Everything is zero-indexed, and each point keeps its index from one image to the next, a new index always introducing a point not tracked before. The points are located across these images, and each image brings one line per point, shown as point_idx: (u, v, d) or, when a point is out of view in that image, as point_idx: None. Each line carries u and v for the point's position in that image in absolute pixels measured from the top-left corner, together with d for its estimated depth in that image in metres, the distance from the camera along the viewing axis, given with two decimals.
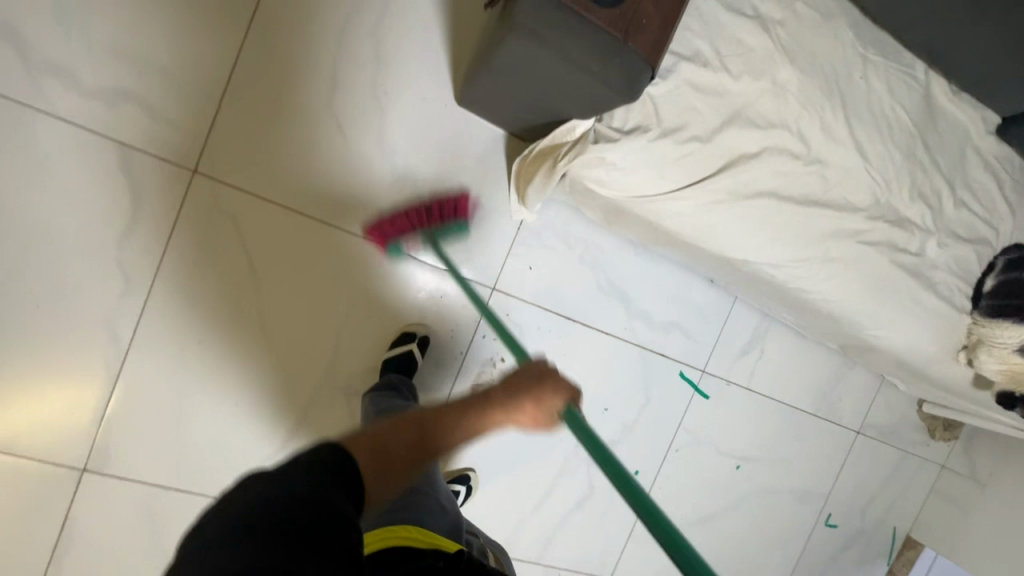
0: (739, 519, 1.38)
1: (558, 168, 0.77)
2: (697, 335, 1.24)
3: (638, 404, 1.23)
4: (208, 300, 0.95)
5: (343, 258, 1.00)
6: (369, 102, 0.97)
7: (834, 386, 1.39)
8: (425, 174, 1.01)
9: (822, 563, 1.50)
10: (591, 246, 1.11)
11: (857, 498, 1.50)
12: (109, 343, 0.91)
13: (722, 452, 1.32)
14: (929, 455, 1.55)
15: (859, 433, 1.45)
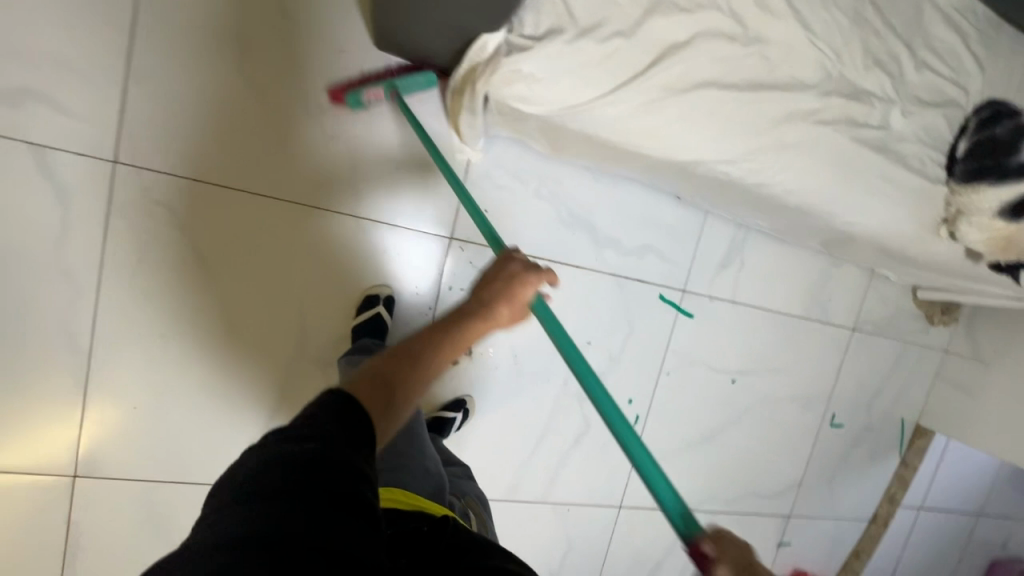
0: (743, 432, 1.38)
1: (478, 91, 0.74)
2: (672, 255, 1.20)
3: (622, 333, 1.21)
4: (160, 292, 0.93)
5: (291, 230, 0.97)
6: (284, 60, 0.91)
7: (824, 286, 1.36)
8: (359, 129, 0.97)
9: (833, 463, 1.51)
10: (545, 178, 1.07)
11: (861, 394, 1.49)
12: (70, 350, 0.90)
13: (714, 368, 1.30)
14: (930, 342, 1.52)
15: (855, 330, 1.43)
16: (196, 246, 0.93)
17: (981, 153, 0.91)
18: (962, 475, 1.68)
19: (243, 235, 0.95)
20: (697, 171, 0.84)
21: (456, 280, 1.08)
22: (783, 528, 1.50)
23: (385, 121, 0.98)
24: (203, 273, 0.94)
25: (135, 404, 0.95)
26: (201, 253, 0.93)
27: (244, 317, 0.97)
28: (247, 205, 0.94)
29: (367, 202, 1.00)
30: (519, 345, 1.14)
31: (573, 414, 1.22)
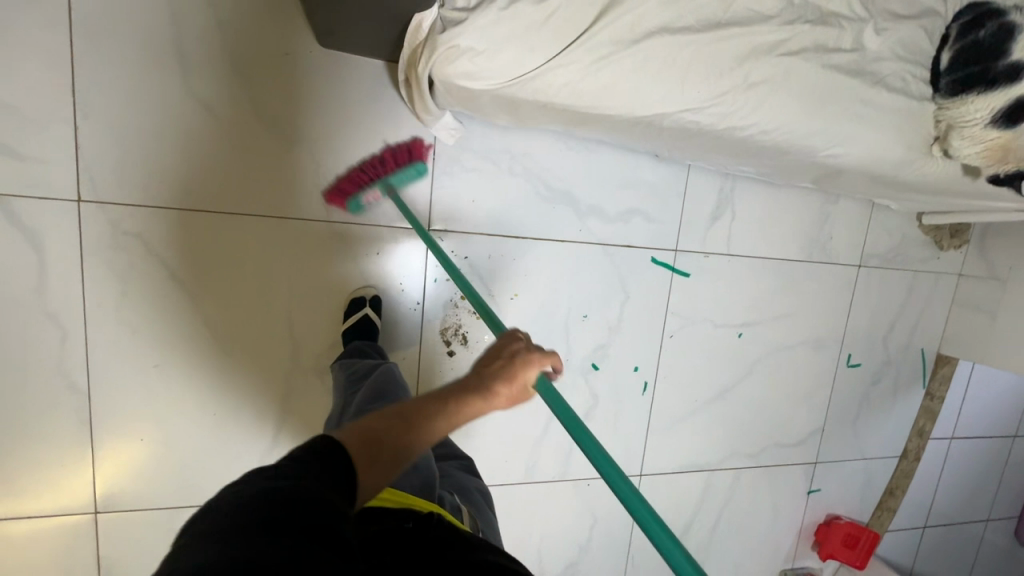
0: (756, 384, 1.35)
1: (421, 76, 0.72)
2: (659, 215, 1.17)
3: (618, 302, 1.18)
4: (147, 323, 0.93)
5: (266, 245, 0.96)
6: (230, 73, 0.89)
7: (823, 226, 1.31)
8: (316, 132, 0.94)
9: (855, 404, 1.48)
10: (516, 155, 1.04)
11: (875, 331, 1.45)
12: (71, 393, 0.92)
13: (719, 324, 1.28)
14: (942, 268, 1.47)
15: (862, 266, 1.38)
16: (174, 273, 0.93)
17: (965, 61, 0.85)
18: (992, 399, 1.64)
19: (218, 257, 0.94)
20: (665, 125, 0.81)
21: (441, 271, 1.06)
22: (811, 475, 1.48)
23: (342, 121, 0.95)
24: (186, 300, 0.94)
25: (142, 436, 0.96)
26: (180, 280, 0.93)
27: (234, 338, 0.98)
28: (217, 225, 0.93)
29: (338, 204, 0.98)
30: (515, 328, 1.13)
31: (580, 389, 1.20)
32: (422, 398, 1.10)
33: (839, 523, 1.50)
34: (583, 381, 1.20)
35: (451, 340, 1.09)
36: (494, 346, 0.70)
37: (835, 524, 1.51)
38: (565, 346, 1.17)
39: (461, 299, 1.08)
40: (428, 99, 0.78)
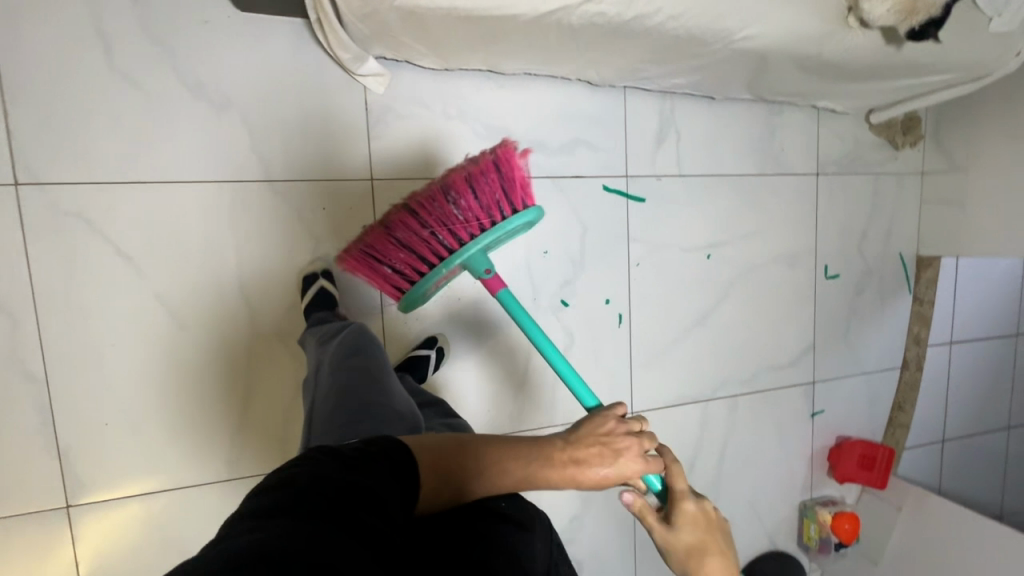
0: (735, 306, 1.33)
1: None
2: (604, 143, 1.17)
3: (577, 234, 1.18)
4: (99, 304, 0.92)
5: (210, 212, 0.96)
6: (151, 44, 0.90)
7: (773, 138, 1.32)
8: (244, 94, 0.95)
9: (842, 317, 1.45)
10: (449, 97, 1.05)
11: (849, 240, 1.43)
12: (31, 382, 0.91)
13: (685, 248, 1.27)
14: (903, 168, 1.47)
15: (821, 174, 1.38)
16: (122, 250, 0.93)
17: None
18: (985, 298, 1.60)
19: (163, 228, 0.94)
20: (574, 23, 0.82)
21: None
22: (811, 396, 1.44)
23: (269, 81, 0.96)
24: (137, 277, 0.94)
25: (107, 420, 0.95)
26: (129, 257, 0.93)
27: (191, 312, 0.97)
28: (159, 197, 0.93)
29: (277, 164, 0.98)
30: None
31: (554, 328, 1.18)
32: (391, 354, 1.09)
33: (851, 444, 1.45)
34: (555, 320, 1.18)
35: None
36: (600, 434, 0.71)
37: (847, 444, 1.45)
38: (531, 285, 1.16)
39: None
40: (333, 18, 0.82)
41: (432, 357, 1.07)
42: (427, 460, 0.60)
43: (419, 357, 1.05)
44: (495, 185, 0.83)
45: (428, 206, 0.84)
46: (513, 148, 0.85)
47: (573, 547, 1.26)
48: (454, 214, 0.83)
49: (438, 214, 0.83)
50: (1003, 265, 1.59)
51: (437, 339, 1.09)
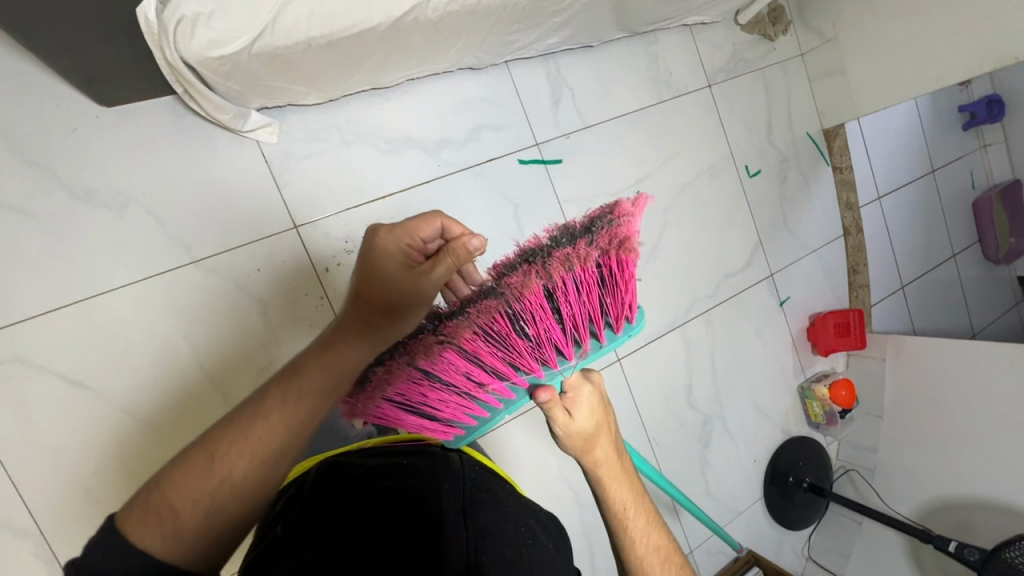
0: (678, 230, 1.39)
1: (169, 60, 0.77)
2: (505, 121, 1.20)
3: (510, 213, 1.20)
4: (64, 438, 0.90)
5: (146, 311, 0.94)
6: (29, 169, 0.88)
7: (658, 66, 1.37)
8: (140, 186, 0.94)
9: (776, 206, 1.53)
10: (343, 124, 1.06)
11: (758, 135, 1.50)
12: (22, 538, 0.88)
13: (614, 192, 1.31)
14: (782, 55, 1.55)
15: (713, 85, 1.44)
16: (71, 378, 0.90)
17: None
18: (895, 147, 1.70)
19: (104, 342, 0.92)
20: (432, 15, 0.82)
21: (329, 259, 1.05)
22: (774, 288, 1.52)
23: (160, 166, 0.95)
24: (94, 398, 0.92)
25: None
26: (80, 383, 0.91)
27: (162, 413, 0.95)
28: (90, 314, 0.91)
29: (196, 242, 0.97)
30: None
31: None
32: None
33: (823, 317, 1.53)
34: None
35: None
36: (380, 246, 0.60)
37: (820, 320, 1.54)
38: None
39: None
40: (198, 84, 0.82)
41: None
42: (253, 476, 0.53)
43: None
44: (595, 298, 0.67)
45: (505, 337, 0.66)
46: (638, 252, 0.67)
47: None
48: (542, 327, 0.65)
49: (519, 344, 0.66)
50: (900, 112, 1.70)
51: None
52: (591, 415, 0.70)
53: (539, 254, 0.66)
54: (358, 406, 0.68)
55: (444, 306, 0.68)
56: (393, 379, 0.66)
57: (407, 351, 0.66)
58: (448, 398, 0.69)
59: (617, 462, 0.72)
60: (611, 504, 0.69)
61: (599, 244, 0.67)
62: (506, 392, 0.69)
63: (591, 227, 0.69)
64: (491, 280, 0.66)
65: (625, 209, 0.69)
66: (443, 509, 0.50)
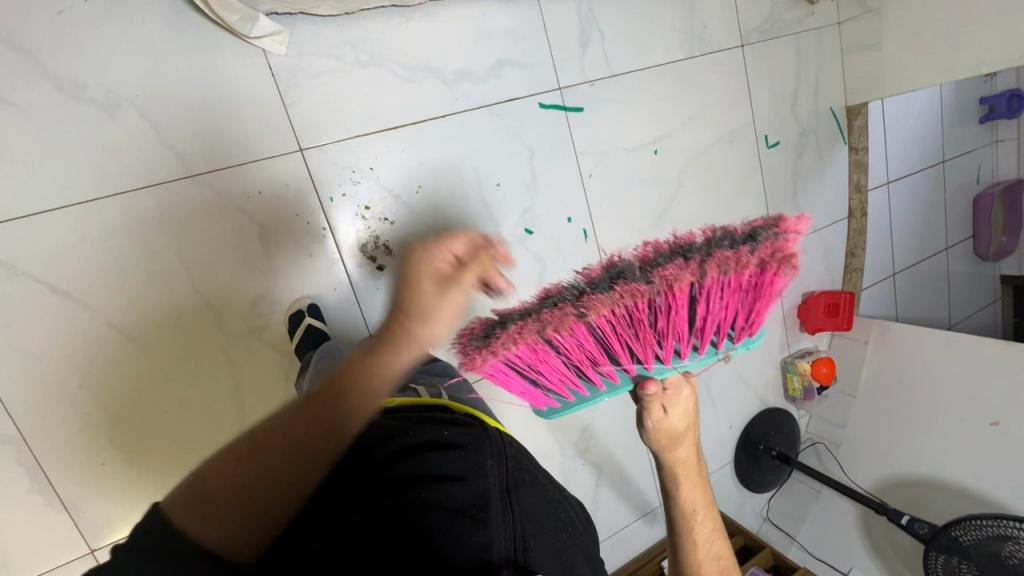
0: (690, 194, 1.36)
1: None
2: (528, 58, 1.13)
3: (525, 158, 1.16)
4: (49, 348, 0.87)
5: (140, 224, 0.89)
6: (9, 53, 0.80)
7: (692, 18, 1.30)
8: (134, 86, 0.86)
9: (788, 180, 1.51)
10: (357, 41, 0.98)
11: (782, 105, 1.46)
12: (6, 444, 0.86)
13: (633, 147, 1.27)
14: (817, 22, 1.49)
15: (745, 45, 1.37)
16: (55, 287, 0.86)
17: None
18: (912, 133, 1.67)
19: (94, 252, 0.87)
20: None
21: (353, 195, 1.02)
22: None
23: (158, 66, 0.87)
24: (82, 310, 0.88)
25: (103, 459, 0.92)
26: (66, 293, 0.86)
27: (151, 331, 0.92)
28: (78, 221, 0.86)
29: (193, 155, 0.90)
30: (447, 228, 1.10)
31: (524, 258, 1.19)
32: (371, 324, 1.08)
33: (815, 297, 1.55)
34: (523, 249, 1.18)
35: (375, 254, 1.05)
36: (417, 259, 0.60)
37: (812, 299, 1.56)
38: (491, 222, 1.14)
39: (366, 211, 1.03)
40: None
41: None
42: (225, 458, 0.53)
43: None
44: (735, 302, 0.59)
45: (638, 324, 0.59)
46: (797, 271, 0.58)
47: (589, 455, 1.34)
48: (676, 319, 0.58)
49: (647, 337, 0.59)
50: (923, 97, 1.66)
51: None
52: (685, 418, 0.63)
53: (695, 249, 0.58)
54: (471, 361, 0.59)
55: (577, 279, 0.61)
56: (519, 343, 0.59)
57: (533, 317, 0.59)
58: (559, 370, 0.63)
59: (693, 461, 0.68)
60: (680, 504, 0.67)
61: (761, 254, 0.57)
62: (613, 377, 0.62)
63: (753, 233, 0.58)
64: (636, 263, 0.58)
65: (792, 221, 0.57)
66: (486, 489, 0.49)
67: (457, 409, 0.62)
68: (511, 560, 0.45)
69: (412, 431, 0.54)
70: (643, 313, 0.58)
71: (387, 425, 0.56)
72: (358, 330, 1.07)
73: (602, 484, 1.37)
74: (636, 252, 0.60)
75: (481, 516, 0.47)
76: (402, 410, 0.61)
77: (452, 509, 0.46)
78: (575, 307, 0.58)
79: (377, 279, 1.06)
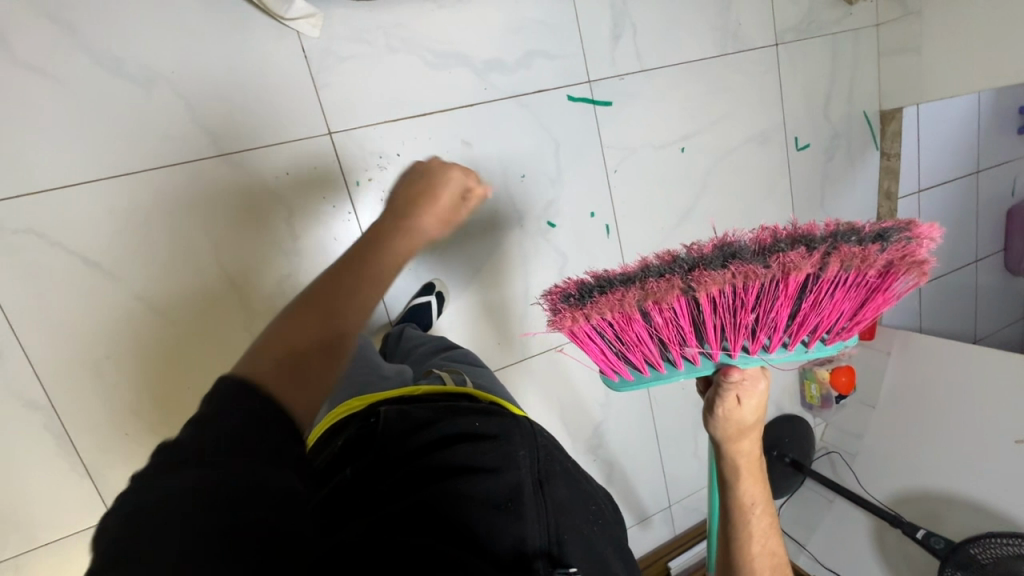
0: (715, 193, 1.34)
1: None
2: (559, 50, 1.12)
3: (551, 150, 1.15)
4: (79, 318, 0.88)
5: (170, 200, 0.90)
6: (51, 26, 0.81)
7: (727, 15, 1.27)
8: (170, 64, 0.87)
9: (815, 184, 1.48)
10: (389, 27, 0.98)
11: (815, 107, 1.43)
12: (35, 409, 0.88)
13: (659, 144, 1.25)
14: (855, 23, 1.45)
15: (779, 44, 1.34)
16: (86, 259, 0.87)
17: None
18: (946, 140, 1.63)
19: (124, 226, 0.88)
20: None
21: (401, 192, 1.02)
22: None
23: (194, 44, 0.88)
24: (112, 283, 0.89)
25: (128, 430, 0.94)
26: (98, 265, 0.88)
27: (176, 305, 0.93)
28: (111, 194, 0.87)
29: (224, 135, 0.91)
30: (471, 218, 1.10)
31: (545, 252, 1.18)
32: (392, 311, 1.08)
33: None
34: (544, 242, 1.18)
35: None
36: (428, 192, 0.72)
37: None
38: (515, 213, 1.14)
39: None
40: None
41: (434, 303, 1.07)
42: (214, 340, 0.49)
43: (421, 306, 1.04)
44: (843, 301, 0.58)
45: (738, 306, 0.58)
46: (924, 278, 0.55)
47: (601, 451, 1.33)
48: (777, 309, 0.58)
49: (743, 323, 0.59)
50: (963, 105, 1.61)
51: (436, 284, 1.08)
52: (757, 412, 0.62)
53: (819, 241, 0.58)
54: (561, 319, 0.62)
55: (685, 254, 0.63)
56: (616, 308, 0.60)
57: (636, 285, 0.60)
58: (644, 342, 0.63)
59: (757, 455, 0.66)
60: (740, 496, 0.64)
61: (889, 255, 0.55)
62: (695, 360, 0.62)
63: (882, 234, 0.57)
64: (753, 246, 0.60)
65: (924, 229, 0.56)
66: (519, 483, 0.49)
67: (485, 399, 0.63)
68: (545, 552, 0.45)
69: (442, 421, 0.55)
70: (757, 299, 0.58)
71: (419, 414, 0.56)
72: (378, 316, 1.08)
73: (613, 481, 1.37)
74: (753, 236, 0.62)
75: (514, 507, 0.47)
76: (431, 398, 0.61)
77: (486, 499, 0.47)
78: (681, 283, 0.58)
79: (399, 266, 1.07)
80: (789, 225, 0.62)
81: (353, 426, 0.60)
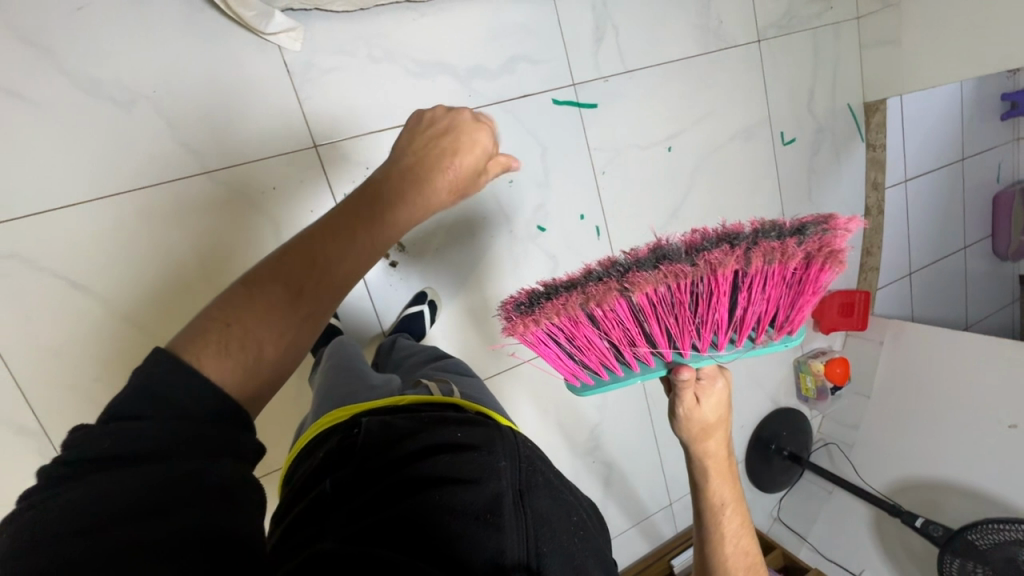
0: (703, 191, 1.35)
1: None
2: (542, 54, 1.12)
3: (538, 154, 1.15)
4: (67, 342, 0.88)
5: (153, 218, 0.89)
6: (29, 50, 0.80)
7: (709, 13, 1.28)
8: (151, 84, 0.86)
9: (803, 178, 1.49)
10: (370, 38, 0.98)
11: (799, 101, 1.43)
12: (27, 436, 0.88)
13: (646, 144, 1.25)
14: (836, 17, 1.46)
15: (761, 40, 1.35)
16: (73, 282, 0.87)
17: None
18: (930, 129, 1.64)
19: (109, 247, 0.88)
20: None
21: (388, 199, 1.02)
22: None
23: (174, 63, 0.87)
24: (100, 305, 0.89)
25: None
26: (84, 288, 0.87)
27: (163, 324, 0.92)
28: (96, 216, 0.86)
29: (208, 152, 0.91)
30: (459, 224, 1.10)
31: (535, 256, 1.18)
32: (384, 321, 1.08)
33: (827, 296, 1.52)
34: (534, 247, 1.18)
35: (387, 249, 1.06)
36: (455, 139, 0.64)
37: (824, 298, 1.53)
38: (504, 218, 1.14)
39: None
40: None
41: (426, 311, 1.07)
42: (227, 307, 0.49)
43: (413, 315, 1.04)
44: (776, 294, 0.58)
45: (675, 305, 0.58)
46: (843, 269, 0.56)
47: (600, 452, 1.34)
48: (714, 302, 0.58)
49: (684, 319, 0.58)
50: (945, 94, 1.62)
51: (427, 292, 1.08)
52: (718, 410, 0.63)
53: (741, 238, 0.59)
54: (515, 327, 0.62)
55: (623, 258, 0.63)
56: (561, 311, 0.61)
57: (579, 291, 0.61)
58: (597, 346, 0.63)
59: (724, 454, 0.67)
60: (709, 497, 0.66)
61: (808, 248, 0.56)
62: (647, 360, 0.61)
63: (801, 228, 0.59)
64: (681, 247, 0.60)
65: (843, 221, 0.57)
66: (499, 492, 0.49)
67: (469, 408, 0.62)
68: (523, 564, 0.45)
69: (424, 433, 0.54)
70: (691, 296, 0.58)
71: (401, 425, 0.55)
72: (370, 326, 1.07)
73: (612, 482, 1.37)
74: (683, 238, 0.62)
75: (494, 520, 0.47)
76: (415, 408, 0.61)
77: (466, 512, 0.47)
78: (619, 282, 0.59)
79: (389, 275, 1.06)
80: (716, 226, 0.62)
81: (335, 436, 0.59)
